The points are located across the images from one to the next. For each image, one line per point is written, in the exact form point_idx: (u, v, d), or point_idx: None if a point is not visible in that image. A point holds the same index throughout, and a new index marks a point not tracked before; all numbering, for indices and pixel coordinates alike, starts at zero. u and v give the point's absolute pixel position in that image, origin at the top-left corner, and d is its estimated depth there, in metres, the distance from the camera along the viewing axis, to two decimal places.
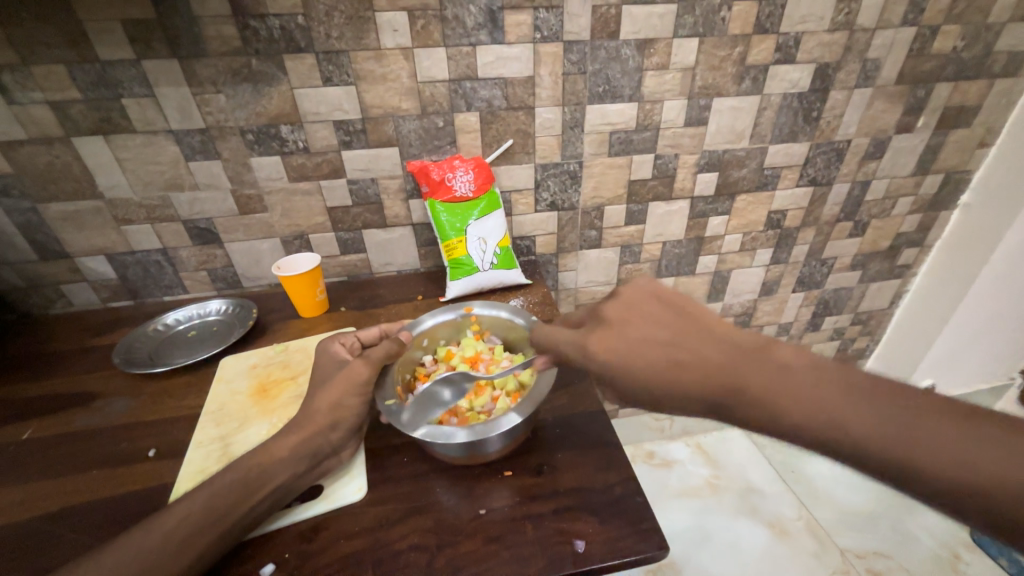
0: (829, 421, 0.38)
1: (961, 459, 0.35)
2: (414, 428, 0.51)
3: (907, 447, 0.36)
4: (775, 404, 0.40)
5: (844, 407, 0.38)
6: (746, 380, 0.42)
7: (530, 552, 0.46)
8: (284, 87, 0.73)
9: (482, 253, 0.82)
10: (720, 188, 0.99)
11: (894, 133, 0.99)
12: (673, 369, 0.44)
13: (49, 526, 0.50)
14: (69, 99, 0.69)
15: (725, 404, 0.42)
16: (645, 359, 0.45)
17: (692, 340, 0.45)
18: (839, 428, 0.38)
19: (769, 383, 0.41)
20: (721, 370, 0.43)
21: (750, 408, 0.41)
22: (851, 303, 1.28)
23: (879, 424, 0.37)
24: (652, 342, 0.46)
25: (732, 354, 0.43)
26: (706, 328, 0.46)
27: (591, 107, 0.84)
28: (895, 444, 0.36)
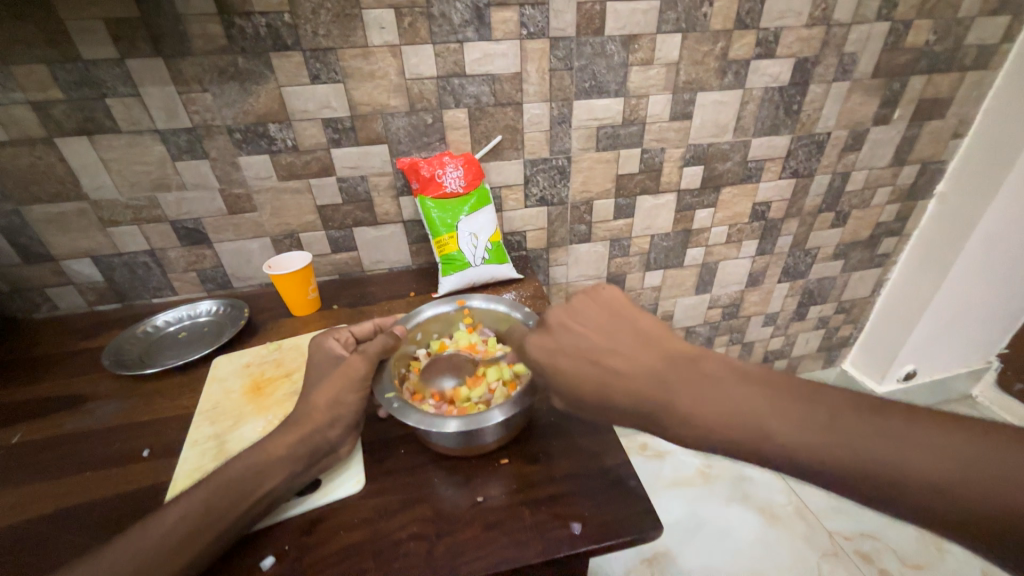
0: (759, 431, 0.41)
1: (885, 455, 0.38)
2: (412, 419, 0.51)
3: (826, 448, 0.39)
4: (709, 418, 0.42)
5: (768, 418, 0.41)
6: (680, 393, 0.44)
7: (529, 536, 0.47)
8: (271, 85, 0.73)
9: (474, 248, 0.83)
10: (706, 181, 1.01)
11: (871, 125, 1.02)
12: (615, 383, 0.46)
13: (43, 528, 0.49)
14: (52, 99, 0.68)
15: (660, 419, 0.44)
16: (582, 370, 0.47)
17: (622, 351, 0.47)
18: (765, 436, 0.40)
19: (703, 395, 0.43)
20: (656, 383, 0.45)
21: (681, 421, 0.43)
22: (834, 292, 1.31)
23: (803, 430, 0.40)
24: (589, 353, 0.48)
25: (667, 366, 0.46)
26: (640, 340, 0.48)
27: (579, 102, 0.85)
28: (816, 446, 0.39)
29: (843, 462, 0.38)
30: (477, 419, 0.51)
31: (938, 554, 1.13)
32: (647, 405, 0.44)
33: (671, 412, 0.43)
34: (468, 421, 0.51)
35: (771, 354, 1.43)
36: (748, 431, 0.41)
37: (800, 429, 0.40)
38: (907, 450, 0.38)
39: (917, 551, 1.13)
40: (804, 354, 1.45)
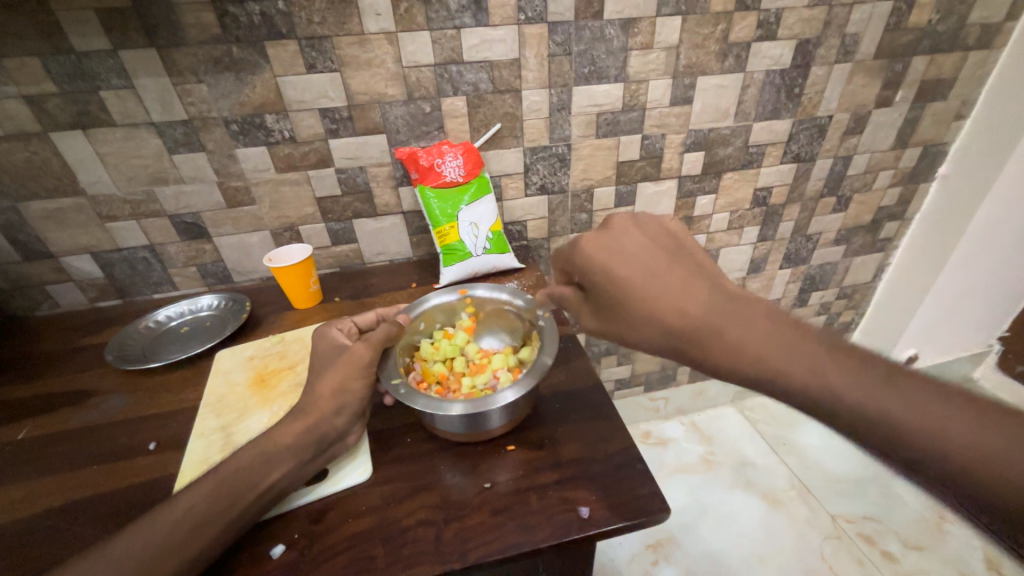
0: (809, 370, 0.42)
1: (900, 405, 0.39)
2: (418, 404, 0.51)
3: (874, 398, 0.40)
4: (759, 349, 0.44)
5: (792, 356, 0.43)
6: (732, 325, 0.45)
7: (536, 520, 0.47)
8: (266, 75, 0.72)
9: (475, 238, 0.82)
10: (707, 167, 1.01)
11: (873, 108, 1.01)
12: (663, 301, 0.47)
13: (52, 521, 0.50)
14: (46, 93, 0.67)
15: (704, 344, 0.45)
16: (633, 280, 0.48)
17: (672, 273, 0.49)
18: (812, 376, 0.42)
19: (755, 334, 0.44)
20: (707, 311, 0.46)
21: (712, 343, 0.45)
22: (836, 278, 1.31)
23: (853, 377, 0.41)
24: (642, 269, 0.49)
25: (710, 295, 0.47)
26: (690, 267, 0.50)
27: (578, 88, 0.84)
28: (864, 394, 0.40)
29: (887, 414, 0.39)
30: (484, 401, 0.51)
31: (939, 535, 1.13)
32: (691, 327, 0.46)
33: (706, 332, 0.45)
34: (474, 404, 0.51)
35: None
36: (799, 367, 0.42)
37: (850, 377, 0.41)
38: (954, 419, 0.38)
39: (918, 533, 1.14)
40: None
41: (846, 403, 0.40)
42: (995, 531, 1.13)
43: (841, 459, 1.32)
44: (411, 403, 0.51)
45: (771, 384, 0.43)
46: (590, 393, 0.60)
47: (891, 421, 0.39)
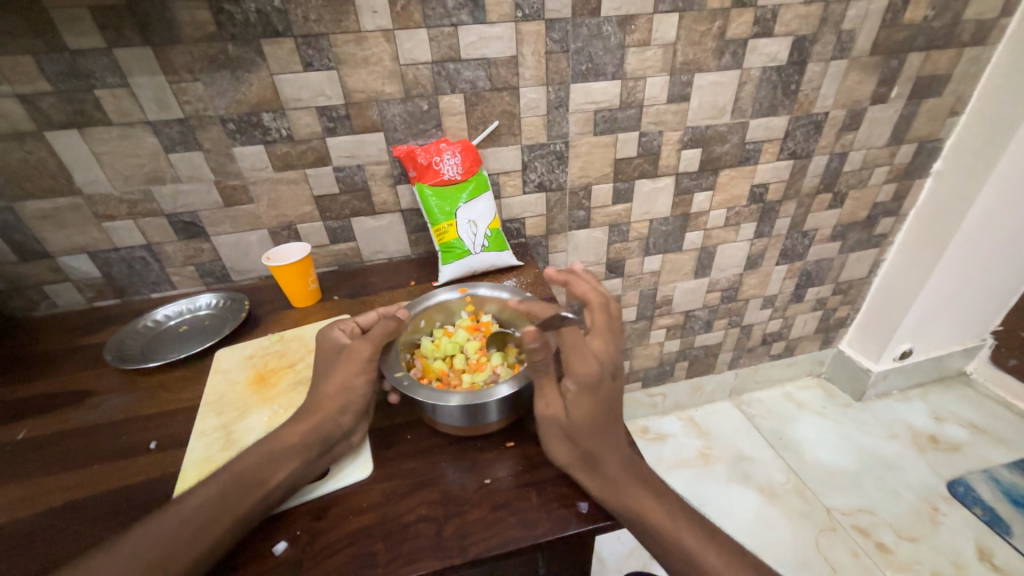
0: (662, 521, 0.47)
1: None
2: (421, 396, 0.52)
3: (704, 555, 0.46)
4: (629, 495, 0.47)
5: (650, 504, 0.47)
6: (617, 469, 0.48)
7: (536, 516, 0.47)
8: (263, 73, 0.72)
9: (473, 236, 0.82)
10: (704, 164, 1.01)
11: (869, 104, 1.01)
12: (584, 435, 0.49)
13: (54, 520, 0.50)
14: (40, 92, 0.67)
15: (596, 482, 0.48)
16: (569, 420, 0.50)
17: (594, 417, 0.50)
18: (665, 528, 0.46)
19: (632, 485, 0.48)
20: (607, 455, 0.49)
21: (596, 473, 0.48)
22: (832, 273, 1.32)
23: (695, 538, 0.47)
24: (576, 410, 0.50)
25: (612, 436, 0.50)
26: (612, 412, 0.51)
27: (575, 86, 0.85)
28: (699, 552, 0.46)
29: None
30: (482, 393, 0.52)
31: (933, 526, 1.15)
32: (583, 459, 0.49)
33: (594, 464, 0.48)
34: (471, 395, 0.52)
35: (769, 336, 1.44)
36: (656, 516, 0.47)
37: (692, 534, 0.47)
38: None
39: (913, 524, 1.15)
40: (801, 336, 1.47)
41: (681, 557, 0.46)
42: (988, 522, 1.14)
43: (836, 453, 1.33)
44: (415, 395, 0.52)
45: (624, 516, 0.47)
46: None
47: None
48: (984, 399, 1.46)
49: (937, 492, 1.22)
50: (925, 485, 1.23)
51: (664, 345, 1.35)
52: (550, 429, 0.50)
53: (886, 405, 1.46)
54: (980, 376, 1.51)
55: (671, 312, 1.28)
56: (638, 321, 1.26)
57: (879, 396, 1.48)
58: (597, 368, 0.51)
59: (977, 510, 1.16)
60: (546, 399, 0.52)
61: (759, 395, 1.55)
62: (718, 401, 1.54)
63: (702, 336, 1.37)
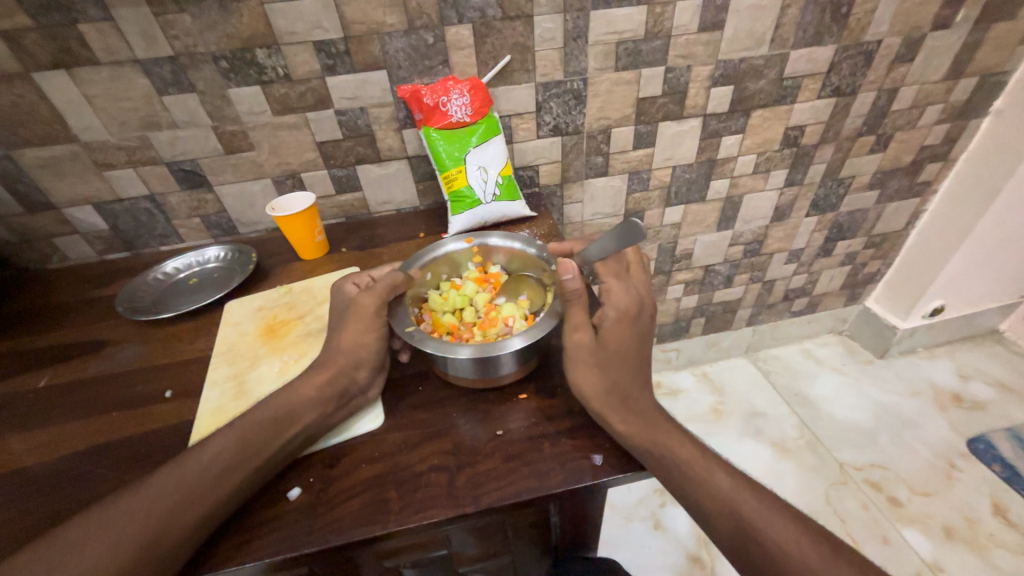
0: (690, 457, 0.46)
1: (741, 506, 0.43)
2: (433, 348, 0.50)
3: (733, 494, 0.44)
4: (658, 432, 0.47)
5: (672, 440, 0.47)
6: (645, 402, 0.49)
7: (549, 467, 0.47)
8: (253, 3, 0.66)
9: (484, 183, 0.78)
10: (735, 103, 0.92)
11: (929, 31, 0.89)
12: (617, 362, 0.50)
13: (81, 462, 0.51)
14: (21, 28, 0.63)
15: (626, 415, 0.47)
16: (604, 348, 0.50)
17: (626, 353, 0.51)
18: (693, 466, 0.45)
19: (658, 421, 0.48)
20: (636, 391, 0.49)
21: (622, 410, 0.48)
22: (866, 225, 1.24)
23: (725, 476, 0.45)
24: (613, 342, 0.51)
25: (637, 376, 0.51)
26: (639, 350, 0.52)
27: (596, 13, 0.76)
28: (730, 491, 0.44)
29: (741, 513, 0.43)
30: (494, 345, 0.50)
31: (949, 482, 1.14)
32: (612, 392, 0.48)
33: (624, 401, 0.48)
34: (483, 348, 0.50)
35: (792, 292, 1.39)
36: (682, 452, 0.46)
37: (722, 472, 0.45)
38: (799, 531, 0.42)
39: (928, 480, 1.15)
40: (826, 292, 1.41)
41: (709, 496, 0.44)
42: (1006, 478, 1.13)
43: (853, 411, 1.32)
44: (426, 347, 0.50)
45: (651, 452, 0.46)
46: None
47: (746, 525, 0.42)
48: (1016, 356, 1.40)
49: (956, 449, 1.20)
50: (943, 442, 1.22)
51: (681, 300, 1.32)
52: (580, 357, 0.50)
53: (910, 362, 1.42)
54: (1013, 333, 1.45)
55: (691, 266, 1.23)
56: (655, 275, 1.22)
57: (903, 353, 1.44)
58: (630, 302, 0.53)
59: (995, 467, 1.15)
60: (573, 325, 0.51)
61: (776, 351, 1.52)
62: (734, 357, 1.52)
63: (722, 291, 1.32)
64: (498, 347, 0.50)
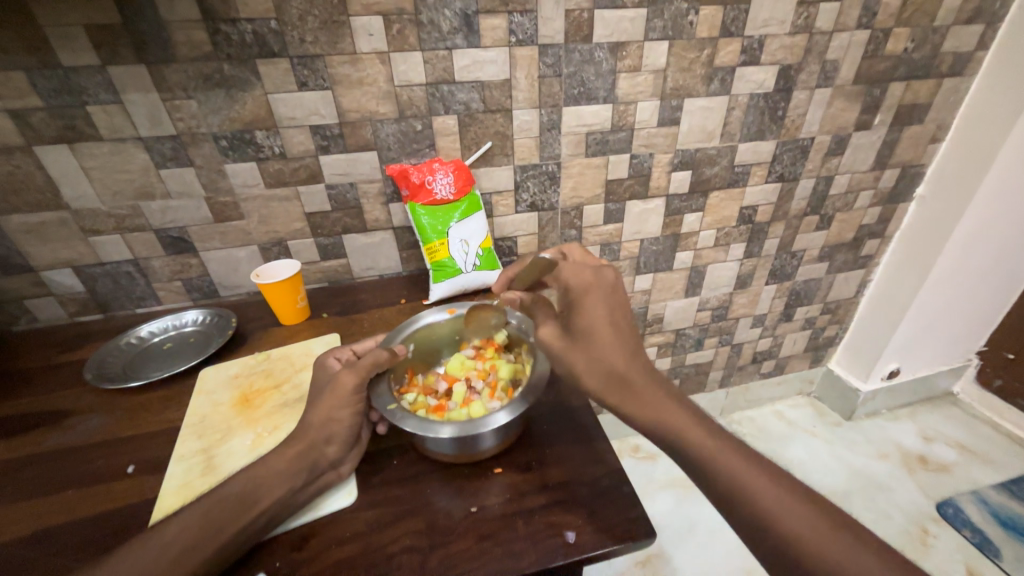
0: (705, 442, 0.47)
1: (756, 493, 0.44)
2: (419, 428, 0.51)
3: (750, 479, 0.45)
4: (670, 411, 0.49)
5: (686, 420, 0.49)
6: (642, 377, 0.51)
7: (522, 547, 0.46)
8: (257, 92, 0.72)
9: (465, 255, 0.83)
10: (694, 185, 1.03)
11: (854, 130, 1.04)
12: (593, 335, 0.53)
13: (25, 548, 0.48)
14: (31, 107, 0.67)
15: (633, 398, 0.50)
16: (587, 330, 0.53)
17: (611, 337, 0.53)
18: (738, 473, 0.46)
19: (671, 402, 0.50)
20: (633, 369, 0.51)
21: (631, 393, 0.50)
22: (820, 293, 1.34)
23: (741, 461, 0.46)
24: (596, 324, 0.53)
25: (633, 361, 0.52)
26: (624, 334, 0.53)
27: (568, 109, 0.86)
28: (747, 476, 0.45)
29: (758, 499, 0.44)
30: (477, 423, 0.51)
31: (924, 549, 1.14)
32: (617, 376, 0.51)
33: (628, 384, 0.50)
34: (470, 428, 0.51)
35: (760, 354, 1.45)
36: (724, 460, 0.46)
37: (740, 459, 0.47)
38: (819, 519, 0.43)
39: (904, 547, 1.15)
40: (791, 355, 1.48)
41: (732, 481, 0.45)
42: (977, 544, 1.14)
43: (826, 474, 1.33)
44: (412, 428, 0.51)
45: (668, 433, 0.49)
46: (577, 412, 0.60)
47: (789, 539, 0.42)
48: (971, 419, 1.47)
49: (926, 514, 1.22)
50: (913, 507, 1.23)
51: (655, 363, 1.35)
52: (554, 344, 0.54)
53: (875, 424, 1.47)
54: (966, 395, 1.53)
55: (662, 330, 1.28)
56: None
57: (868, 415, 1.49)
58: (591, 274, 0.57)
59: (966, 532, 1.16)
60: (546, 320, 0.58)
61: (750, 414, 1.55)
62: (710, 420, 1.54)
63: (693, 354, 1.37)
64: (479, 425, 0.51)
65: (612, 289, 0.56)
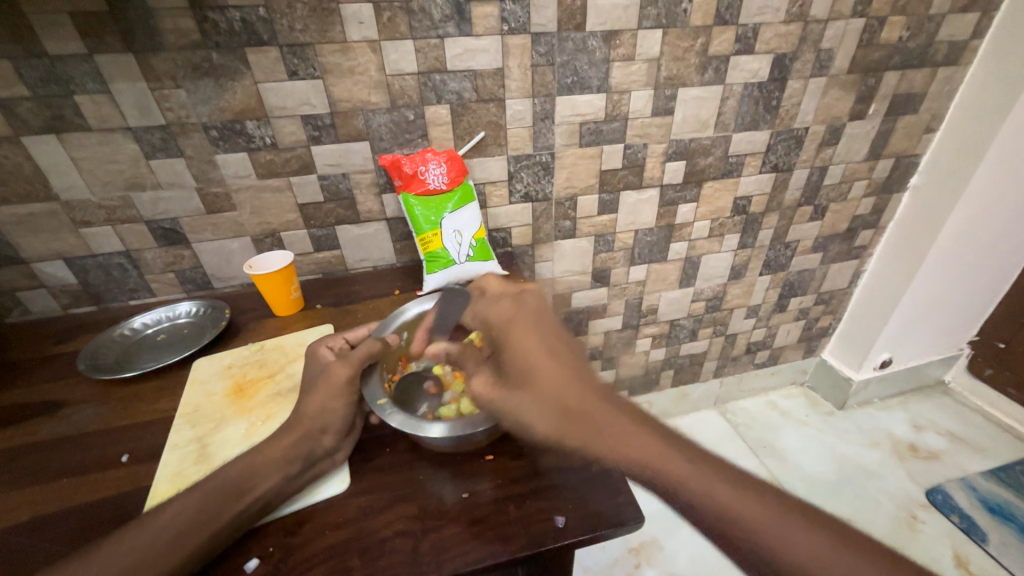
0: (659, 455, 0.49)
1: (715, 497, 0.46)
2: (406, 424, 0.52)
3: (707, 484, 0.47)
4: (614, 431, 0.52)
5: (630, 436, 0.51)
6: (585, 403, 0.54)
7: (513, 531, 0.47)
8: (247, 81, 0.72)
9: (458, 245, 0.83)
10: (688, 176, 1.02)
11: (848, 120, 1.04)
12: (527, 365, 0.56)
13: (20, 535, 0.49)
14: (17, 97, 0.66)
15: (577, 424, 0.52)
16: (521, 358, 0.57)
17: (545, 365, 0.57)
18: (695, 480, 0.47)
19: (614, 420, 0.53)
20: (568, 393, 0.54)
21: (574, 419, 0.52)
22: (814, 284, 1.35)
23: (697, 469, 0.48)
24: (528, 354, 0.57)
25: (570, 386, 0.55)
26: (559, 362, 0.57)
27: (561, 98, 0.86)
28: (703, 481, 0.47)
29: (717, 498, 0.46)
30: (466, 425, 0.52)
31: (913, 535, 1.16)
32: (558, 399, 0.54)
33: (568, 409, 0.53)
34: (462, 425, 0.52)
35: (754, 345, 1.46)
36: (679, 469, 0.48)
37: (692, 467, 0.48)
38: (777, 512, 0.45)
39: (893, 532, 1.17)
40: (785, 345, 1.49)
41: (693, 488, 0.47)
42: (965, 529, 1.16)
43: (818, 463, 1.35)
44: (399, 424, 0.52)
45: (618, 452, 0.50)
46: None
47: (756, 537, 0.44)
48: (961, 408, 1.49)
49: (915, 500, 1.24)
50: (902, 494, 1.25)
51: (650, 353, 1.36)
52: (487, 382, 0.55)
53: (867, 413, 1.49)
54: (957, 384, 1.55)
55: (657, 321, 1.29)
56: (624, 330, 1.27)
57: (860, 404, 1.51)
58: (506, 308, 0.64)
59: (954, 518, 1.18)
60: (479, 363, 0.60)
61: (743, 403, 1.57)
62: (704, 410, 1.55)
63: (687, 345, 1.38)
64: (468, 424, 0.52)
65: (534, 312, 0.63)
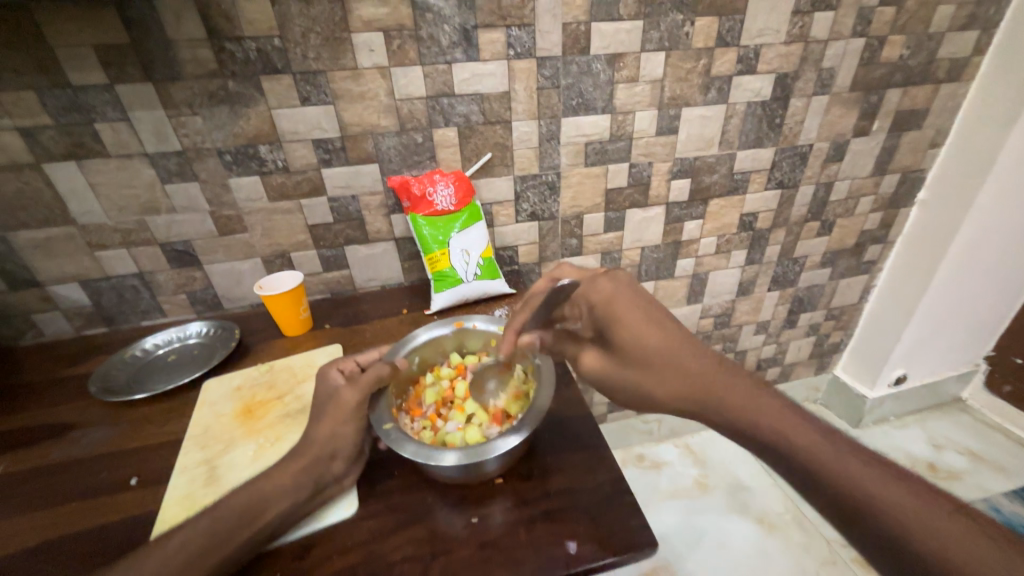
0: (805, 443, 0.44)
1: (873, 494, 0.40)
2: (420, 454, 0.50)
3: (864, 477, 0.41)
4: (747, 410, 0.47)
5: (767, 422, 0.46)
6: (706, 382, 0.50)
7: (524, 556, 0.46)
8: (261, 108, 0.74)
9: (466, 265, 0.83)
10: (693, 193, 1.03)
11: (852, 137, 1.04)
12: (637, 341, 0.53)
13: (28, 560, 0.48)
14: (40, 125, 0.68)
15: (702, 406, 0.49)
16: (633, 338, 0.54)
17: (662, 346, 0.53)
18: (847, 471, 0.42)
19: (749, 397, 0.48)
20: (681, 372, 0.51)
21: (698, 401, 0.49)
22: (824, 299, 1.33)
23: (856, 464, 0.42)
24: (641, 337, 0.53)
25: (690, 370, 0.51)
26: (675, 343, 0.53)
27: (567, 120, 0.87)
28: (854, 472, 0.42)
29: (873, 492, 0.40)
30: (480, 452, 0.50)
31: None
32: (677, 383, 0.51)
33: (687, 394, 0.50)
34: (473, 453, 0.50)
35: (764, 362, 1.44)
36: (830, 461, 0.43)
37: (844, 458, 0.43)
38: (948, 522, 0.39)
39: None
40: (796, 362, 1.47)
41: (841, 480, 0.42)
42: None
43: None
44: (413, 454, 0.50)
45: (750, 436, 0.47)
46: (577, 419, 0.60)
47: (892, 519, 0.39)
48: (982, 426, 1.45)
49: None
50: None
51: None
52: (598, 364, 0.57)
53: (883, 431, 1.45)
54: (976, 401, 1.51)
55: None
56: None
57: (876, 422, 1.48)
58: (608, 283, 0.59)
59: None
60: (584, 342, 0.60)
61: None
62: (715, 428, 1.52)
63: None
64: (483, 452, 0.50)
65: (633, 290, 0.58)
